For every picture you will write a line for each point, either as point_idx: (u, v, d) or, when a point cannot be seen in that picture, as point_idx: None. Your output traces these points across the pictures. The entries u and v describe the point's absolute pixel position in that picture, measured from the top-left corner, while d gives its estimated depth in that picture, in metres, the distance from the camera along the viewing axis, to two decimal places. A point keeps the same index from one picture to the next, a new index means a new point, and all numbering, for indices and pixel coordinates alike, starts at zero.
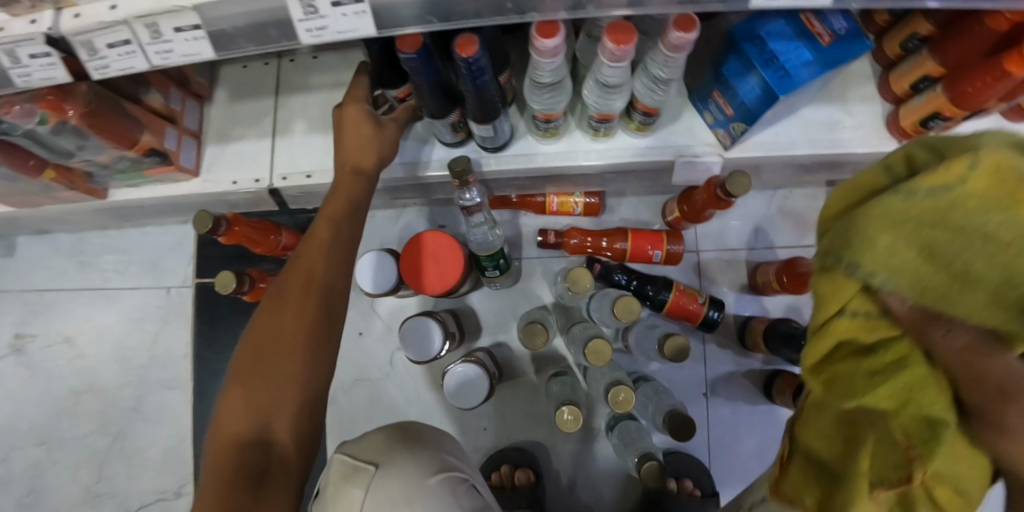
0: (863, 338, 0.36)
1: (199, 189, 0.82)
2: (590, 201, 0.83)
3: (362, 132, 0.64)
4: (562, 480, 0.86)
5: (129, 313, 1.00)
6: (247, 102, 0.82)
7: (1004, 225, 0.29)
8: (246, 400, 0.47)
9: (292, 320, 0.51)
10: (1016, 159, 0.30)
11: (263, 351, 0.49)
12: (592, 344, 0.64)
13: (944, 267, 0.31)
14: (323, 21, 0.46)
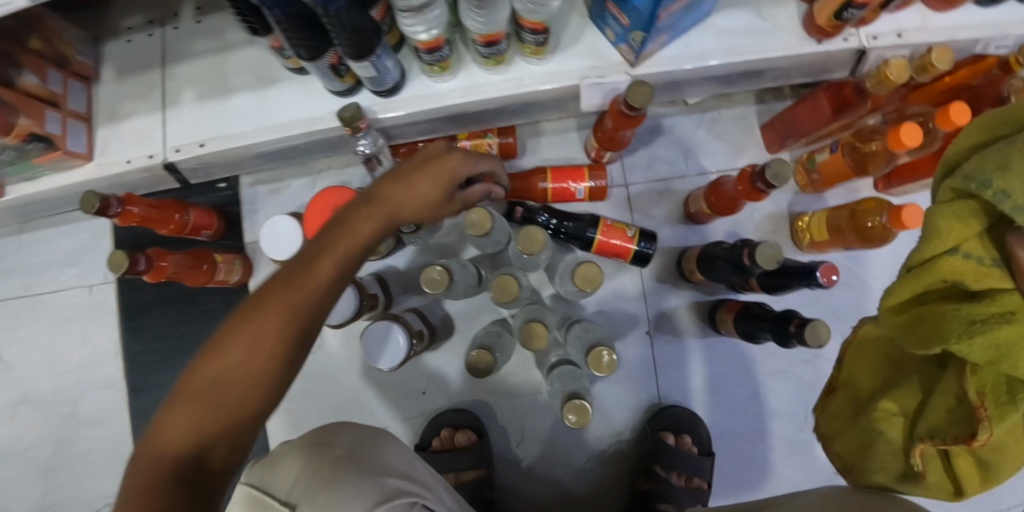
0: (969, 282, 0.37)
1: (95, 173, 0.77)
2: (504, 140, 0.81)
3: (444, 176, 0.51)
4: (510, 435, 0.84)
5: (54, 317, 0.96)
6: (135, 75, 0.78)
7: None
8: (230, 389, 0.34)
9: (317, 310, 0.38)
10: None
11: (266, 334, 0.35)
12: (498, 280, 0.60)
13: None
14: None
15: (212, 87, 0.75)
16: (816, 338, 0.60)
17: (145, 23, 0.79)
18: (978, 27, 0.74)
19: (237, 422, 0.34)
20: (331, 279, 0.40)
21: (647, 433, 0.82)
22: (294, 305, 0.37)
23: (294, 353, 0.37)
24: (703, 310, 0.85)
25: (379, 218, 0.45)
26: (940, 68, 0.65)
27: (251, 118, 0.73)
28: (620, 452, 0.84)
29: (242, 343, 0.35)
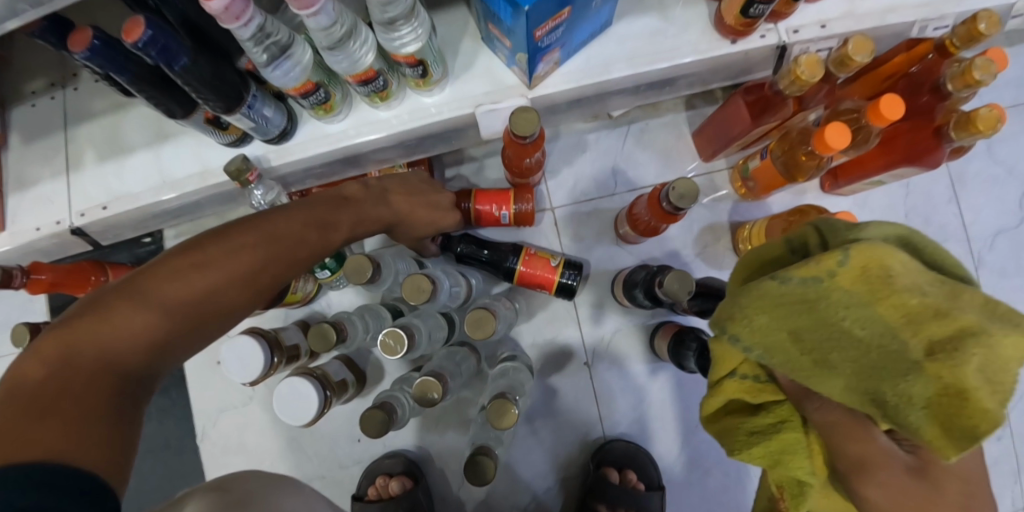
0: (749, 399, 0.41)
1: (9, 241, 0.77)
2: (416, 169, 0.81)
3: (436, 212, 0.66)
4: (450, 476, 0.82)
5: None
6: (40, 140, 0.78)
7: (839, 316, 0.34)
8: (188, 308, 0.41)
9: (284, 276, 0.49)
10: (884, 260, 0.34)
11: (244, 277, 0.45)
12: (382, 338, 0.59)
13: (804, 349, 0.35)
14: None
15: (112, 147, 0.75)
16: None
17: (48, 86, 0.80)
18: (912, 7, 0.67)
19: (186, 344, 0.42)
20: (300, 258, 0.50)
21: (593, 465, 0.79)
22: (277, 266, 0.48)
23: (251, 301, 0.47)
24: (642, 334, 0.81)
25: (356, 223, 0.57)
26: (859, 61, 0.56)
27: (148, 178, 0.72)
28: (562, 488, 0.81)
29: (220, 277, 0.43)
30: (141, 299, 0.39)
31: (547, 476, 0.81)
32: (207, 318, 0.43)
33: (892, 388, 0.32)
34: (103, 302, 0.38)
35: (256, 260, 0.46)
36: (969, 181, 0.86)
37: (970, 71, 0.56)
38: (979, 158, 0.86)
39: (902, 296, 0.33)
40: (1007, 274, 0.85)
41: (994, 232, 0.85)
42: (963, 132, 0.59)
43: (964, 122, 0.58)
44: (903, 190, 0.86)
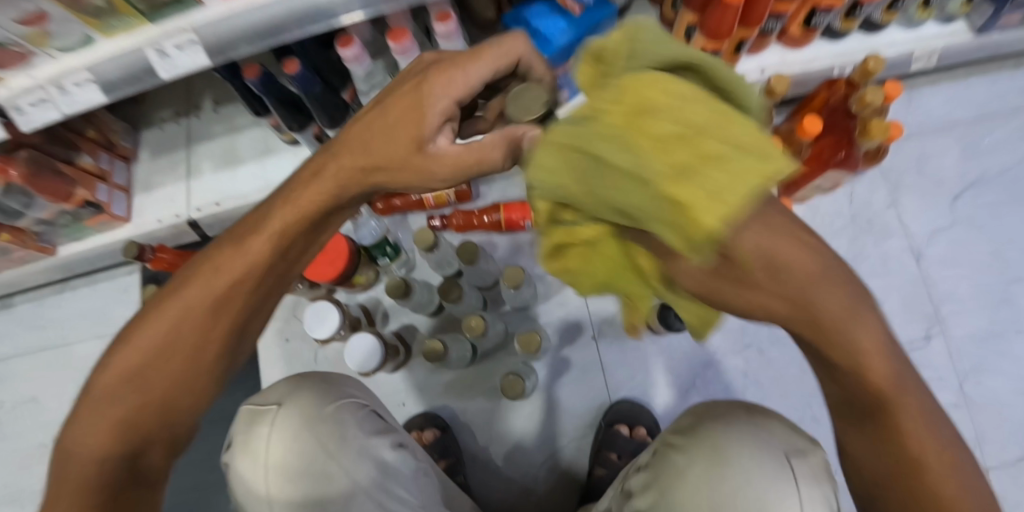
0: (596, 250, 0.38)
1: (132, 230, 0.98)
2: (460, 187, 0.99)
3: (407, 135, 0.45)
4: (478, 435, 0.98)
5: (84, 362, 1.11)
6: (166, 155, 1.01)
7: (636, 152, 0.26)
8: (130, 401, 0.43)
9: (230, 322, 0.46)
10: (656, 89, 0.28)
11: (171, 348, 0.44)
12: (443, 285, 0.83)
13: (590, 193, 0.30)
14: (173, 60, 0.65)
15: (225, 159, 0.97)
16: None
17: (174, 114, 1.03)
18: (827, 58, 0.96)
19: (150, 425, 0.44)
20: (234, 292, 0.46)
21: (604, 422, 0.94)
22: (207, 317, 0.45)
23: (205, 358, 0.46)
24: None
25: (295, 219, 0.47)
26: (780, 91, 0.81)
27: (257, 180, 0.95)
28: (576, 446, 0.96)
29: (143, 362, 0.44)
30: (92, 405, 0.43)
31: (563, 435, 0.96)
32: (155, 400, 0.44)
33: (746, 178, 0.25)
34: (82, 402, 0.44)
35: (180, 313, 0.45)
36: (905, 190, 1.08)
37: (863, 96, 0.80)
38: (909, 172, 1.09)
39: (660, 123, 0.26)
40: (943, 263, 1.05)
41: (930, 230, 1.07)
42: (864, 138, 0.82)
43: (864, 131, 0.81)
44: (849, 198, 1.08)
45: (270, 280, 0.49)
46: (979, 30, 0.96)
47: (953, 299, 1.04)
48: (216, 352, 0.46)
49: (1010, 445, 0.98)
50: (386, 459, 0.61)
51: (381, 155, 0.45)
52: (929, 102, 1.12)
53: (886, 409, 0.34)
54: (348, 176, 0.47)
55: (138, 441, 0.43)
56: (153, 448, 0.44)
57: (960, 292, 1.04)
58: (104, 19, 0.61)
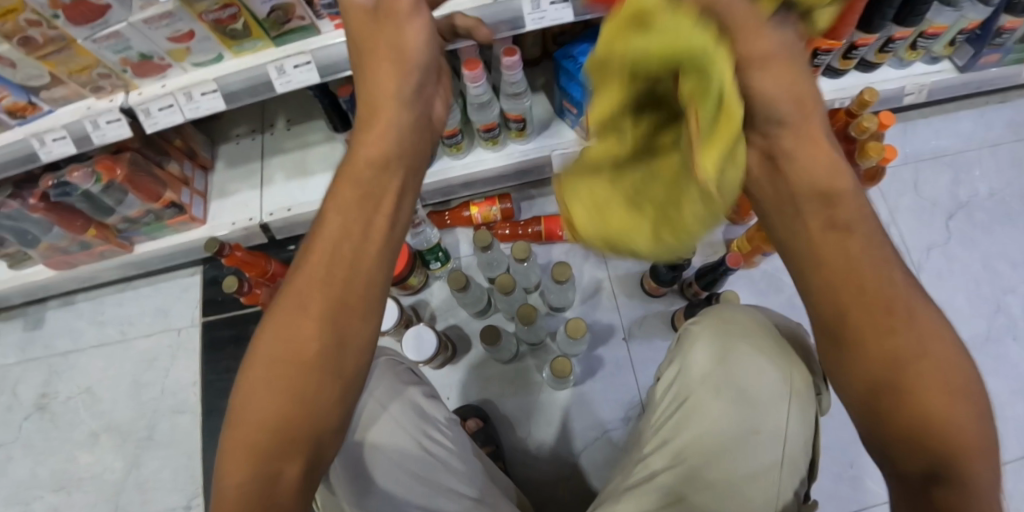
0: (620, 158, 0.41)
1: (207, 231, 1.08)
2: (504, 206, 1.11)
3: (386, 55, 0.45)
4: (516, 428, 1.05)
5: (141, 356, 1.17)
6: (241, 165, 1.12)
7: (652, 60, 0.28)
8: (245, 424, 0.38)
9: (318, 317, 0.40)
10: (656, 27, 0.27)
11: (278, 357, 0.39)
12: (499, 279, 0.92)
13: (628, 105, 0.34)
14: (289, 76, 0.77)
15: (297, 170, 1.09)
16: (727, 304, 0.90)
17: (249, 131, 1.15)
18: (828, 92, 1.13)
19: (281, 440, 0.37)
20: (309, 287, 0.40)
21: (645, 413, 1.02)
22: (293, 318, 0.40)
23: (309, 358, 0.39)
24: (664, 315, 1.10)
25: (344, 209, 0.43)
26: None
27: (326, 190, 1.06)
28: (609, 437, 1.03)
29: (251, 385, 0.39)
30: (231, 436, 0.38)
31: (596, 427, 1.04)
32: (274, 415, 0.37)
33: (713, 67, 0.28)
34: (231, 433, 0.38)
35: (302, 299, 0.40)
36: (902, 210, 1.20)
37: (862, 123, 0.97)
38: (906, 194, 1.21)
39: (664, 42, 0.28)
40: (941, 275, 1.16)
41: (927, 245, 1.18)
42: (864, 157, 0.98)
43: (863, 151, 0.98)
44: None
45: (345, 263, 0.41)
46: (963, 69, 1.14)
47: (950, 308, 1.14)
48: (323, 346, 0.39)
49: (1010, 442, 1.07)
50: (423, 405, 0.73)
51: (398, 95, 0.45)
52: (920, 134, 1.26)
53: (858, 274, 0.39)
54: (363, 168, 0.43)
55: (274, 458, 0.36)
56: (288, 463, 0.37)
57: (956, 303, 1.15)
58: (237, 39, 0.74)
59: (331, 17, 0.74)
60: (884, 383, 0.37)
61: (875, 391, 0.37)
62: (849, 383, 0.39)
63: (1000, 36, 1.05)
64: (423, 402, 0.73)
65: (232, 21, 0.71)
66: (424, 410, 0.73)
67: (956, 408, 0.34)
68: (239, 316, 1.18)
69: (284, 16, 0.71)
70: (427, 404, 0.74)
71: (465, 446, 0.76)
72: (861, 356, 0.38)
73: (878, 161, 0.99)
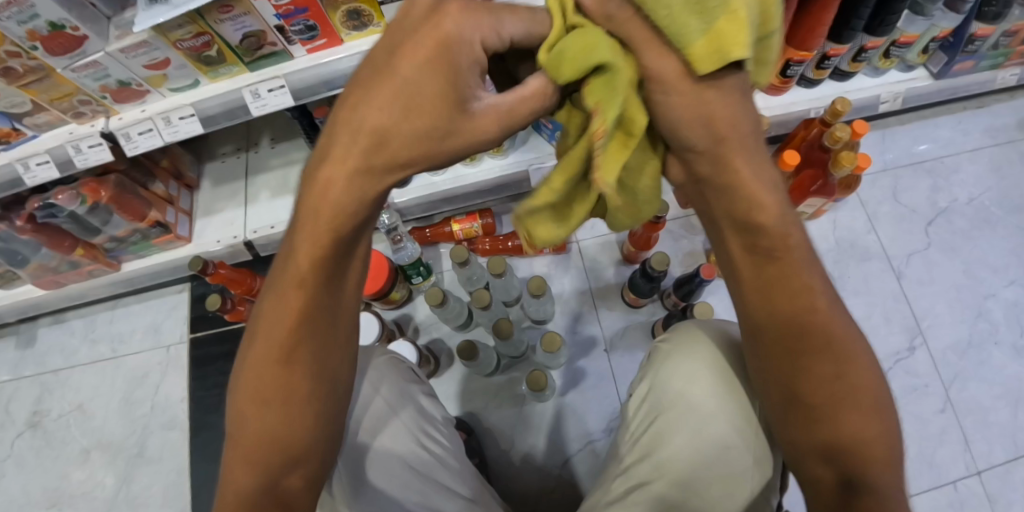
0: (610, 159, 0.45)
1: (194, 248, 1.10)
2: (485, 221, 1.12)
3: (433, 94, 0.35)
4: (499, 441, 1.06)
5: (131, 373, 1.18)
6: (227, 184, 1.14)
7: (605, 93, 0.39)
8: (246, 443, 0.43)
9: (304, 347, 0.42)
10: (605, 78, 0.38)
11: (270, 395, 0.42)
12: (476, 293, 0.94)
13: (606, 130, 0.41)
14: (264, 100, 0.79)
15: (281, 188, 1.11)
16: (702, 316, 0.90)
17: (235, 150, 1.17)
18: (804, 102, 1.15)
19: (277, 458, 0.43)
20: (292, 323, 0.41)
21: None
22: (284, 352, 0.42)
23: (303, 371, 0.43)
24: (645, 326, 1.11)
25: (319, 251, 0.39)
26: None
27: None
28: (593, 449, 1.04)
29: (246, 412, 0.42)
30: (230, 452, 0.44)
31: (579, 439, 1.05)
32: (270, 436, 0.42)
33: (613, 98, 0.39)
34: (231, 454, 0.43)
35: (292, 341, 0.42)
36: (882, 217, 1.21)
37: (835, 133, 0.96)
38: (885, 202, 1.22)
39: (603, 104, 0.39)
40: (923, 282, 1.16)
41: (908, 252, 1.19)
42: (838, 167, 0.98)
43: (836, 161, 0.98)
44: (832, 225, 1.22)
45: (320, 295, 0.41)
46: (937, 76, 1.15)
47: (932, 314, 1.15)
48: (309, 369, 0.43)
49: (996, 449, 1.06)
50: (421, 403, 0.84)
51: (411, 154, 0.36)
52: (898, 142, 1.27)
53: (799, 293, 0.43)
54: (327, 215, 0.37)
55: (273, 474, 0.42)
56: (291, 469, 0.44)
57: (938, 309, 1.15)
58: (213, 65, 0.76)
59: (303, 43, 0.76)
60: (808, 413, 0.43)
61: (797, 415, 0.44)
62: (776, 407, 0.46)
63: (972, 44, 1.05)
64: (420, 401, 0.83)
65: (206, 49, 0.73)
66: (425, 407, 0.84)
67: (858, 432, 0.41)
68: (226, 332, 1.19)
69: (256, 42, 0.74)
70: (424, 400, 0.85)
71: (457, 446, 0.86)
72: (784, 392, 0.45)
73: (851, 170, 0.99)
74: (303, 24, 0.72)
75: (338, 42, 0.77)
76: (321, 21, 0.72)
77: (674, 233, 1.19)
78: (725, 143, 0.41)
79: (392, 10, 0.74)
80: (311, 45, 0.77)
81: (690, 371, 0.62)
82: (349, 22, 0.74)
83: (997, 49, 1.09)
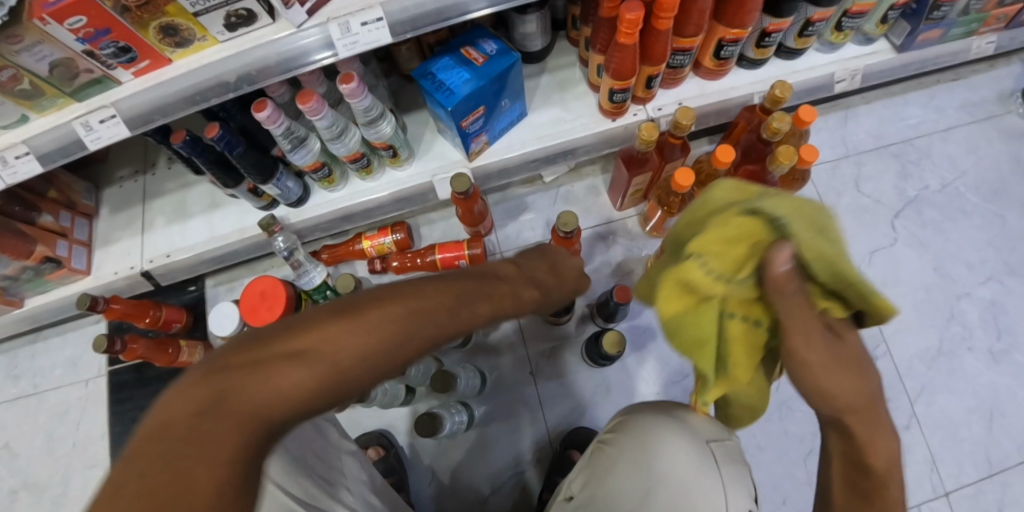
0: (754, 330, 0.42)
1: (90, 283, 1.04)
2: (397, 236, 1.04)
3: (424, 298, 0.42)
4: (418, 473, 1.01)
5: (53, 411, 1.15)
6: (124, 211, 1.07)
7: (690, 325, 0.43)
8: (183, 472, 0.25)
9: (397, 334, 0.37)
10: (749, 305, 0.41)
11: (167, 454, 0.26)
12: None
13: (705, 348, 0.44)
14: (98, 132, 0.71)
15: (177, 214, 1.04)
16: (613, 347, 0.82)
17: (132, 173, 1.10)
18: (744, 87, 1.05)
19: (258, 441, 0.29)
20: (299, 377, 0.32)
21: (558, 453, 0.97)
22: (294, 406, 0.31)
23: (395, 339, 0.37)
24: (576, 346, 1.04)
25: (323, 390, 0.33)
26: (685, 124, 0.86)
27: (204, 234, 1.01)
28: (518, 481, 0.99)
29: (174, 416, 0.27)
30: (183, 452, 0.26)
31: (507, 469, 0.99)
32: (267, 431, 0.30)
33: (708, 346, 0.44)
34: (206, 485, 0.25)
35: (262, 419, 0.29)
36: (842, 209, 1.17)
37: (772, 125, 0.90)
38: (846, 193, 1.18)
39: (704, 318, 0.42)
40: (888, 283, 1.12)
41: (871, 249, 1.14)
42: (776, 164, 0.89)
43: (774, 157, 0.89)
44: None
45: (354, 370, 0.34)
46: (901, 48, 1.08)
47: (895, 320, 1.10)
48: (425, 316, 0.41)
49: (966, 467, 1.01)
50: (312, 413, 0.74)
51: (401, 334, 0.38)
52: (860, 123, 1.22)
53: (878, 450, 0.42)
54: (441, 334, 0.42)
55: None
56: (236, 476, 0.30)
57: (902, 312, 1.10)
58: (34, 99, 0.69)
59: (124, 67, 0.67)
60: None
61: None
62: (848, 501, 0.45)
63: (937, 10, 0.98)
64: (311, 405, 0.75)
65: (16, 83, 0.65)
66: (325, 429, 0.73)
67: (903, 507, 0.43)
68: (142, 366, 1.15)
69: (69, 71, 0.66)
70: (320, 411, 0.75)
71: (358, 469, 0.75)
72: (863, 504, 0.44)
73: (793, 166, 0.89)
74: (115, 47, 0.64)
75: (166, 62, 0.69)
76: (134, 41, 0.64)
77: (606, 241, 1.10)
78: (862, 416, 0.40)
79: (214, 22, 0.64)
80: (135, 68, 0.68)
81: (640, 430, 0.68)
82: (168, 39, 0.65)
83: (967, 14, 1.03)
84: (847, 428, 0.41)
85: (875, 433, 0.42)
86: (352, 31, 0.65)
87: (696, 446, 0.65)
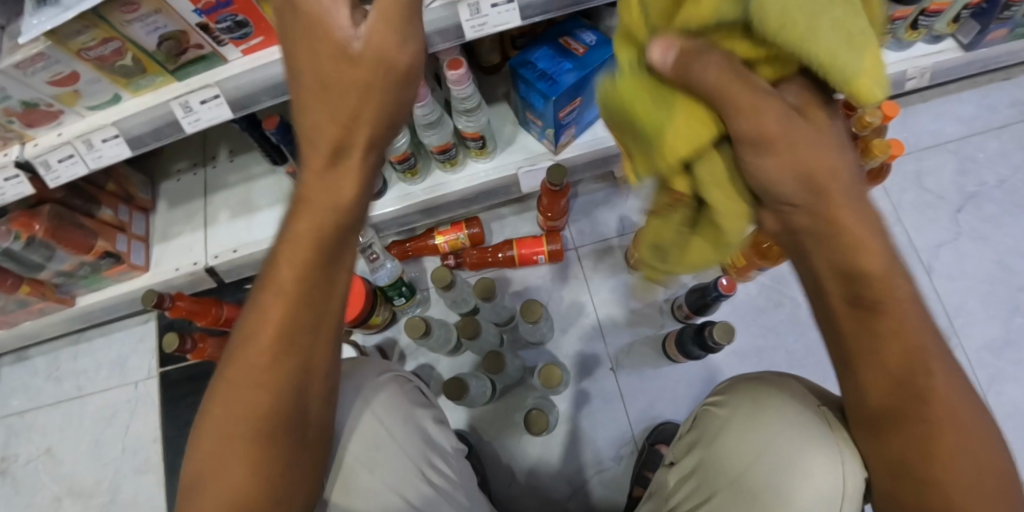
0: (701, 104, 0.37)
1: (150, 279, 0.99)
2: (472, 231, 1.00)
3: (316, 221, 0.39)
4: (495, 472, 0.98)
5: (99, 413, 1.08)
6: (183, 204, 1.02)
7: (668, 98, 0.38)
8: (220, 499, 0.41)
9: (317, 240, 0.40)
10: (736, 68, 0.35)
11: (238, 410, 0.42)
12: (462, 321, 0.82)
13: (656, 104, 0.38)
14: (197, 114, 0.67)
15: (242, 207, 0.99)
16: (723, 333, 0.79)
17: (190, 165, 1.05)
18: None
19: (241, 420, 0.42)
20: (251, 360, 0.42)
21: (644, 449, 0.94)
22: (250, 382, 0.42)
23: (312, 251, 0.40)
24: (654, 341, 1.02)
25: (283, 342, 0.42)
26: None
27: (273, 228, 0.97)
28: (601, 480, 0.96)
29: (193, 476, 0.43)
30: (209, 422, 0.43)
31: (590, 466, 0.96)
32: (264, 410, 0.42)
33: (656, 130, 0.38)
34: (210, 446, 0.42)
35: (275, 360, 0.42)
36: (907, 204, 1.18)
37: (863, 118, 0.87)
38: (910, 188, 1.19)
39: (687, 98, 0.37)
40: (955, 276, 1.13)
41: (937, 243, 1.15)
42: (869, 157, 0.87)
43: (867, 149, 0.87)
44: None
45: (296, 343, 0.42)
46: (968, 46, 1.09)
47: (965, 312, 1.10)
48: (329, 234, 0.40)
49: None
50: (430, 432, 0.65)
51: (280, 318, 0.42)
52: (919, 121, 1.24)
53: (912, 354, 0.41)
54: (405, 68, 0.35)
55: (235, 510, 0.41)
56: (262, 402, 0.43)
57: (971, 305, 1.11)
58: (131, 77, 0.65)
59: (234, 42, 0.64)
60: (885, 432, 0.43)
61: (881, 432, 0.43)
62: (867, 436, 0.45)
63: (1007, 10, 1.00)
64: (433, 427, 0.65)
65: (119, 57, 0.61)
66: (432, 438, 0.65)
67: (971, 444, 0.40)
68: (196, 367, 1.09)
69: (177, 46, 0.62)
70: (433, 429, 0.66)
71: (472, 481, 0.68)
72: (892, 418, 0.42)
73: (885, 159, 0.88)
74: (232, 21, 0.60)
75: (277, 40, 0.66)
76: (253, 16, 0.60)
77: None
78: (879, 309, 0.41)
79: None
80: (245, 45, 0.65)
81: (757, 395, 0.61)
82: None
83: None
84: (867, 326, 0.41)
85: (926, 343, 0.41)
86: (482, 13, 0.63)
87: (808, 405, 0.57)
